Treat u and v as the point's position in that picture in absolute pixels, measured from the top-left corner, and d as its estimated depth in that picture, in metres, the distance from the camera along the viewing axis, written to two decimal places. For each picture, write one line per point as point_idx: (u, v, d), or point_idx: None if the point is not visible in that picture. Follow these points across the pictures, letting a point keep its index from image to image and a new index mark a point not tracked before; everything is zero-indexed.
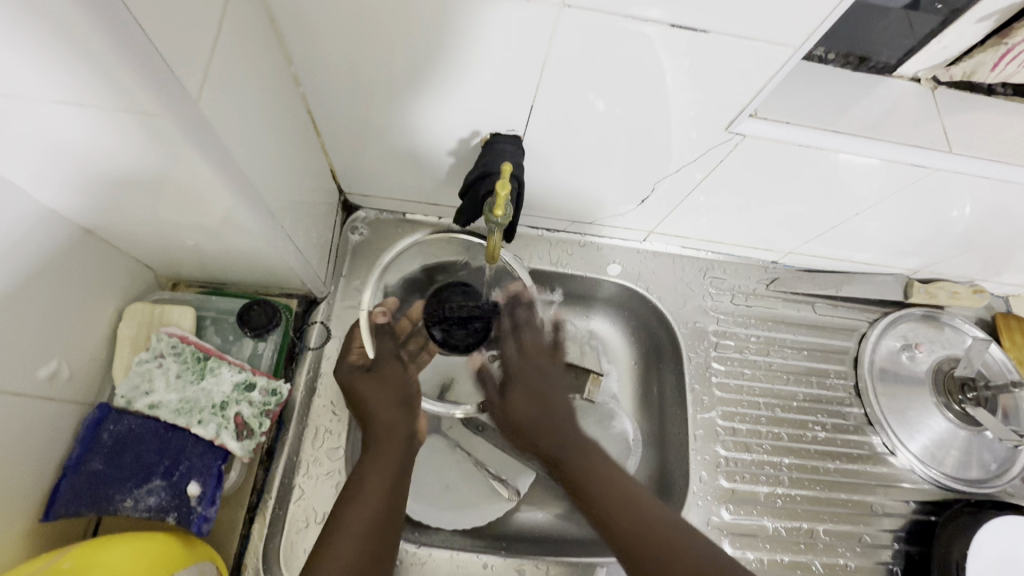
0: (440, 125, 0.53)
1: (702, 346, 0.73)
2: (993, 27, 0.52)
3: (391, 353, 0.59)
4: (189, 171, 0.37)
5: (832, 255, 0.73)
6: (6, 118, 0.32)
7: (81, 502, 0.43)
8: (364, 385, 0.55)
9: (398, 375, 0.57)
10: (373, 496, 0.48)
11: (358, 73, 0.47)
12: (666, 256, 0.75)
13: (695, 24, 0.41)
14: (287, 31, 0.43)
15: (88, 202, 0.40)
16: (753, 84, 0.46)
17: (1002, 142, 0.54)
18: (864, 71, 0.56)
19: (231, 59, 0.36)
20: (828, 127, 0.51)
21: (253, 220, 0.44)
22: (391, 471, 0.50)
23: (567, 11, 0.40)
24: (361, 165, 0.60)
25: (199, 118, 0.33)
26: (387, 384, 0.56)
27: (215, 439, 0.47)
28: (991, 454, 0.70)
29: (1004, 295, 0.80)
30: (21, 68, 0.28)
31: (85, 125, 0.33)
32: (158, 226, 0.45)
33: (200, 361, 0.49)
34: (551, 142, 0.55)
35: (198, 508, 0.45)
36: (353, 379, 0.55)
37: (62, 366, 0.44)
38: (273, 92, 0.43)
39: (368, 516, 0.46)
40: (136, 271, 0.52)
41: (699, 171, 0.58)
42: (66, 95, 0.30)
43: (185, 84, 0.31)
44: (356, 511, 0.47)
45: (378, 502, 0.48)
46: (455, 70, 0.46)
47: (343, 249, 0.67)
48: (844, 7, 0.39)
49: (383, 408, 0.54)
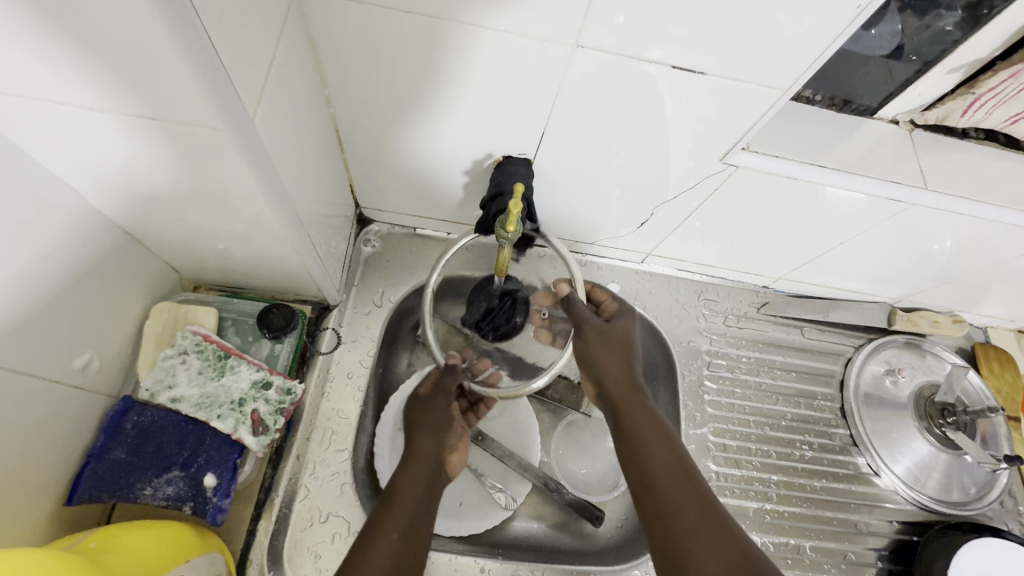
0: (458, 148, 0.57)
1: (695, 364, 0.76)
2: (963, 78, 0.57)
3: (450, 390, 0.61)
4: (234, 180, 0.40)
5: (820, 282, 0.77)
6: (75, 126, 0.35)
7: (103, 488, 0.46)
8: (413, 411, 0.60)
9: (440, 406, 0.60)
10: (407, 502, 0.50)
11: (385, 97, 0.51)
12: (663, 277, 0.79)
13: (694, 67, 0.45)
14: (324, 57, 0.47)
15: (133, 205, 0.44)
16: (745, 122, 0.51)
17: (973, 182, 0.58)
18: (847, 112, 0.61)
19: (279, 81, 0.40)
20: (814, 162, 0.55)
21: (283, 227, 0.47)
22: (424, 486, 0.52)
23: (580, 50, 0.45)
24: (379, 181, 0.64)
25: (250, 132, 0.37)
26: (430, 412, 0.59)
27: (233, 433, 0.49)
28: (970, 477, 0.73)
29: (982, 326, 0.84)
30: (98, 82, 0.32)
31: (144, 134, 0.36)
32: (193, 231, 0.49)
33: (221, 359, 0.52)
34: (560, 167, 0.59)
35: (213, 499, 0.47)
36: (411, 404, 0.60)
37: (94, 358, 0.47)
38: (308, 111, 0.47)
39: (403, 520, 0.48)
40: (165, 271, 0.55)
41: (696, 199, 0.62)
42: (135, 108, 0.34)
43: (244, 101, 0.35)
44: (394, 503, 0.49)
45: (411, 510, 0.49)
46: (476, 98, 0.51)
47: (357, 259, 0.70)
48: (827, 56, 0.44)
49: (423, 430, 0.58)
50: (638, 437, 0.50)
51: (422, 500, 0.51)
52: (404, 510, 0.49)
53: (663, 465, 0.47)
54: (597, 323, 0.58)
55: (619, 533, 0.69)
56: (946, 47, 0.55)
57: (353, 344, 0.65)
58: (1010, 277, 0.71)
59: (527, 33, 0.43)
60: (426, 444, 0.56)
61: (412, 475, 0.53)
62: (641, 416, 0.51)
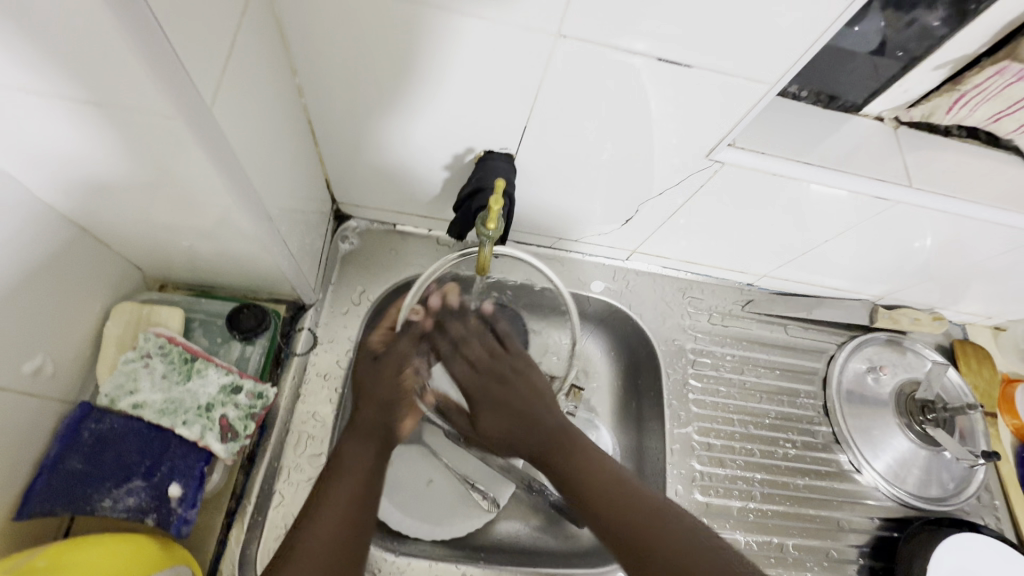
0: (436, 140, 0.55)
1: (680, 363, 0.75)
2: (948, 75, 0.56)
3: (405, 351, 0.58)
4: (195, 173, 0.38)
5: (803, 280, 0.77)
6: (13, 113, 0.33)
7: (57, 501, 0.43)
8: (363, 367, 0.57)
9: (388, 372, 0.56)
10: (354, 476, 0.48)
11: (358, 86, 0.49)
12: (647, 275, 0.78)
13: (680, 58, 0.44)
14: (293, 44, 0.45)
15: (83, 198, 0.41)
16: (732, 116, 0.49)
17: (957, 181, 0.58)
18: (833, 108, 0.60)
19: (242, 69, 0.37)
20: (800, 159, 0.55)
21: (251, 224, 0.44)
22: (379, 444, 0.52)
23: (562, 40, 0.43)
24: (356, 176, 0.62)
25: (210, 121, 0.34)
26: (383, 377, 0.56)
27: (199, 440, 0.47)
28: (948, 473, 0.73)
29: (961, 323, 0.85)
30: (35, 65, 0.29)
31: (93, 123, 0.34)
32: (154, 227, 0.46)
33: (187, 362, 0.49)
34: (541, 161, 0.57)
35: (178, 510, 0.45)
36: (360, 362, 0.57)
37: (47, 362, 0.44)
38: (278, 100, 0.45)
39: (356, 486, 0.48)
40: (127, 270, 0.52)
41: (680, 197, 0.61)
42: (79, 93, 0.31)
43: (201, 88, 0.32)
44: (336, 488, 0.47)
45: (356, 482, 0.48)
46: (453, 88, 0.48)
47: (333, 257, 0.68)
48: (816, 48, 0.42)
49: (371, 398, 0.54)
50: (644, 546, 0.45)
51: (371, 471, 0.49)
52: (348, 482, 0.48)
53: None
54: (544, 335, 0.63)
55: None
56: (932, 43, 0.54)
57: (329, 345, 0.63)
58: (988, 275, 0.71)
59: (505, 20, 0.41)
60: (370, 413, 0.53)
61: (354, 443, 0.51)
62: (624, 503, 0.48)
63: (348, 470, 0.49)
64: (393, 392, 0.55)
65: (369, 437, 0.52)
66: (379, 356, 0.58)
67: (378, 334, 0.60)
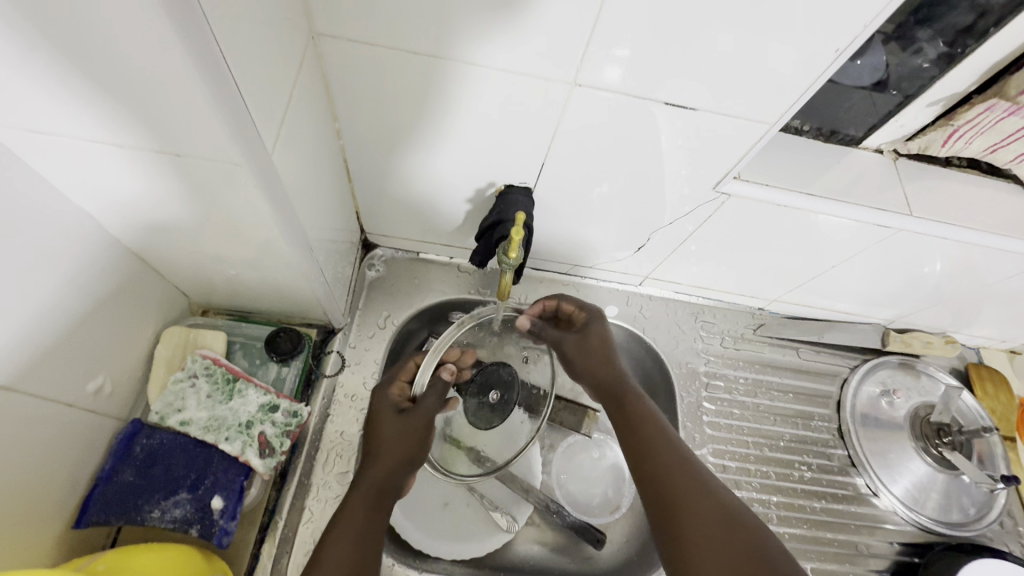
0: (460, 175, 0.59)
1: (694, 385, 0.77)
2: (942, 110, 0.59)
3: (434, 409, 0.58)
4: (249, 210, 0.42)
5: (813, 304, 0.79)
6: (97, 163, 0.37)
7: (112, 511, 0.46)
8: (386, 421, 0.56)
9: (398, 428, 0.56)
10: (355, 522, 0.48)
11: (390, 128, 0.53)
12: (660, 300, 0.80)
13: (685, 102, 0.48)
14: (335, 94, 0.50)
15: (147, 233, 0.46)
16: (736, 152, 0.53)
17: (958, 209, 0.60)
18: (834, 142, 0.63)
19: (294, 118, 0.42)
20: (802, 190, 0.58)
21: (294, 253, 0.49)
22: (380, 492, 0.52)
23: (577, 88, 0.47)
24: (384, 209, 0.66)
25: (268, 166, 0.39)
26: (401, 435, 0.55)
27: (240, 455, 0.50)
28: (968, 498, 0.73)
29: (975, 346, 0.86)
30: (122, 123, 0.34)
31: (164, 169, 0.38)
32: (206, 258, 0.50)
33: (229, 382, 0.53)
34: (559, 194, 0.61)
35: (220, 521, 0.48)
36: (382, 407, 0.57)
37: (106, 382, 0.48)
38: (320, 142, 0.49)
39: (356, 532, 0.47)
40: (176, 296, 0.56)
41: (690, 225, 0.64)
42: (158, 145, 0.36)
43: (263, 138, 0.37)
44: (336, 535, 0.47)
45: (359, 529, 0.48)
46: (478, 131, 0.53)
47: (361, 283, 0.72)
48: (812, 91, 0.46)
49: (387, 457, 0.54)
50: (672, 489, 0.47)
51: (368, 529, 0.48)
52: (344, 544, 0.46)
53: (701, 543, 0.43)
54: (574, 338, 0.64)
55: (620, 555, 0.69)
56: (925, 82, 0.57)
57: (356, 366, 0.66)
58: (998, 299, 0.72)
59: (525, 71, 0.46)
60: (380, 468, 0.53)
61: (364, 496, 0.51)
62: (677, 471, 0.48)
63: (351, 516, 0.49)
64: (410, 448, 0.55)
65: (376, 490, 0.52)
66: (403, 411, 0.57)
67: (398, 389, 0.59)
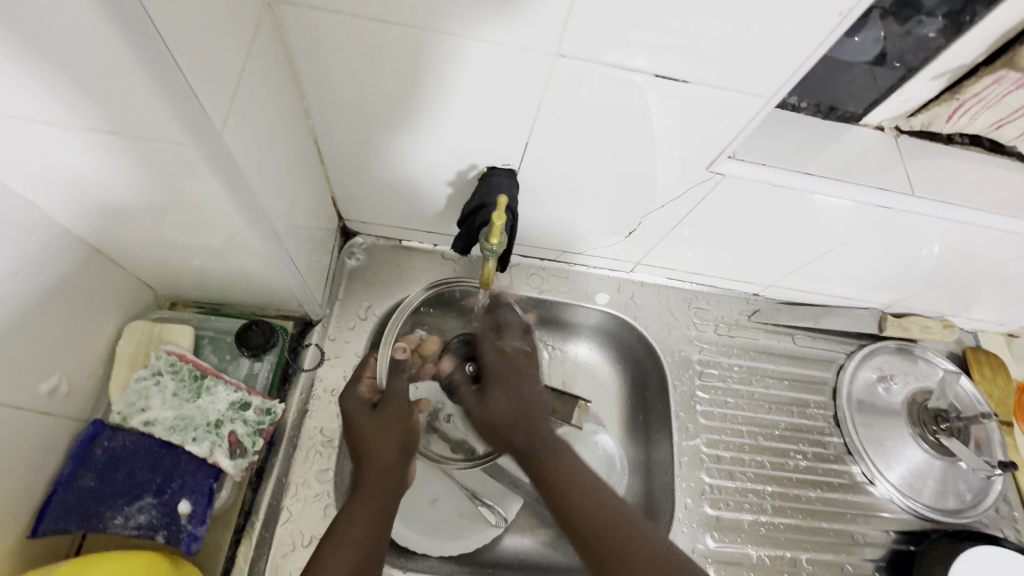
0: (440, 157, 0.56)
1: (687, 374, 0.75)
2: (946, 84, 0.57)
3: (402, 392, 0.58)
4: (206, 195, 0.39)
5: (810, 289, 0.76)
6: (34, 144, 0.34)
7: (71, 518, 0.44)
8: (362, 417, 0.54)
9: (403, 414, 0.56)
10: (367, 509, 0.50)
11: (362, 107, 0.50)
12: (653, 286, 0.78)
13: (677, 75, 0.45)
14: (302, 69, 0.46)
15: (99, 221, 0.42)
16: (730, 129, 0.50)
17: (961, 189, 0.58)
18: (833, 119, 0.60)
19: (251, 94, 0.38)
20: (800, 170, 0.55)
21: (259, 242, 0.45)
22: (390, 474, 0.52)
23: (561, 60, 0.44)
24: (361, 194, 0.63)
25: (220, 147, 0.35)
26: (386, 426, 0.55)
27: (209, 456, 0.48)
28: (965, 484, 0.72)
29: (972, 330, 0.84)
30: (54, 99, 0.31)
31: (111, 151, 0.35)
32: (168, 248, 0.47)
33: (197, 379, 0.50)
34: (545, 177, 0.58)
35: (188, 527, 0.46)
36: (356, 409, 0.54)
37: (62, 382, 0.45)
38: (285, 122, 0.46)
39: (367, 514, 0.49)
40: (139, 288, 0.53)
41: (683, 208, 0.62)
42: (97, 124, 0.32)
43: (213, 115, 0.34)
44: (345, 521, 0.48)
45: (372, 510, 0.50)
46: (456, 109, 0.49)
47: (340, 273, 0.68)
48: (810, 64, 0.43)
49: (386, 442, 0.54)
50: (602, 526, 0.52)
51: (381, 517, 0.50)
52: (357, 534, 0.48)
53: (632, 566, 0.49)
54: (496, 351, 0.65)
55: None
56: (929, 53, 0.54)
57: (337, 359, 0.64)
58: (998, 282, 0.70)
59: (504, 44, 0.43)
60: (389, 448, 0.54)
61: (372, 485, 0.51)
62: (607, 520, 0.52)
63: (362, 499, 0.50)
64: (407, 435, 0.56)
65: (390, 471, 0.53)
66: (378, 405, 0.56)
67: (364, 387, 0.56)
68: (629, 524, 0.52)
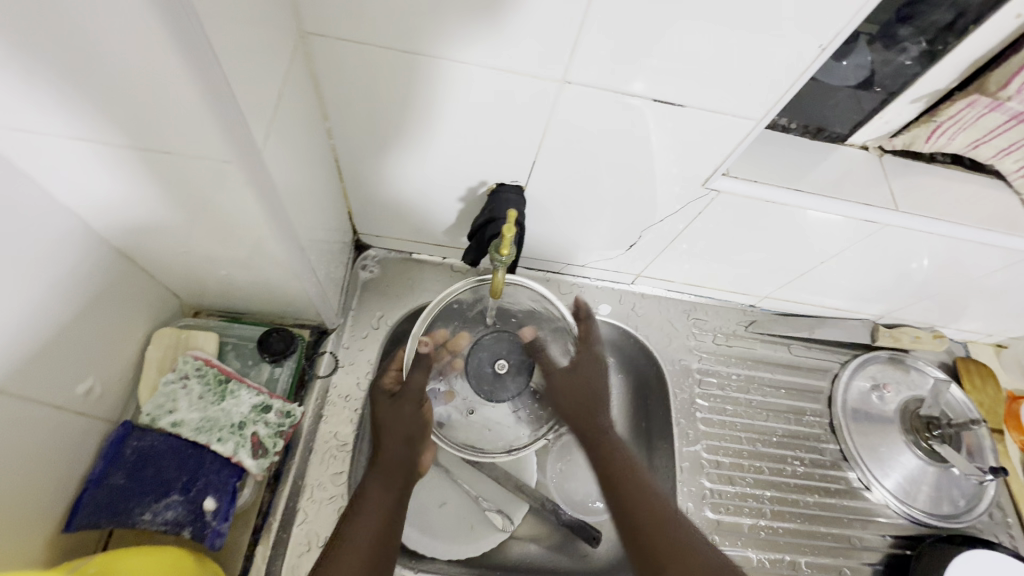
0: (451, 174, 0.59)
1: (687, 382, 0.77)
2: (924, 107, 0.61)
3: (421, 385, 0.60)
4: (241, 208, 0.42)
5: (804, 300, 0.80)
6: (89, 162, 0.37)
7: (102, 514, 0.46)
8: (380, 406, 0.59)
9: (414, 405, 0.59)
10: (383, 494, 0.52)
11: (382, 127, 0.54)
12: (653, 298, 0.81)
13: (674, 99, 0.49)
14: (327, 93, 0.50)
15: (138, 233, 0.45)
16: (724, 148, 0.53)
17: (943, 204, 0.62)
18: (820, 139, 0.64)
19: (286, 116, 0.42)
20: (790, 186, 0.58)
21: (285, 253, 0.49)
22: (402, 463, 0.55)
23: (567, 86, 0.48)
24: (376, 209, 0.66)
25: (259, 165, 0.39)
26: (404, 414, 0.58)
27: (233, 456, 0.50)
28: (958, 490, 0.74)
29: (962, 340, 0.87)
30: (114, 120, 0.34)
31: (158, 168, 0.38)
32: (198, 259, 0.50)
33: (221, 383, 0.53)
34: (550, 193, 0.61)
35: (212, 523, 0.48)
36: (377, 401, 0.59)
37: (96, 384, 0.48)
38: (311, 141, 0.49)
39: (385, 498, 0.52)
40: (167, 297, 0.56)
41: (681, 222, 0.65)
42: (149, 143, 0.36)
43: (255, 135, 0.37)
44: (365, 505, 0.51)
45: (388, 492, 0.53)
46: (468, 129, 0.53)
47: (354, 284, 0.71)
48: (795, 89, 0.47)
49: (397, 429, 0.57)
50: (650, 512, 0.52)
51: (395, 506, 0.52)
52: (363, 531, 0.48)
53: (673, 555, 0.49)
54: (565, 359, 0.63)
55: (615, 551, 0.70)
56: (908, 79, 0.58)
57: (350, 366, 0.66)
58: (984, 293, 0.74)
59: (515, 70, 0.47)
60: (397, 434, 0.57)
61: (386, 471, 0.54)
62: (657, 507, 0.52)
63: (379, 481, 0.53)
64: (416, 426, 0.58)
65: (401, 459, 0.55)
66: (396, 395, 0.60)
67: (389, 377, 0.62)
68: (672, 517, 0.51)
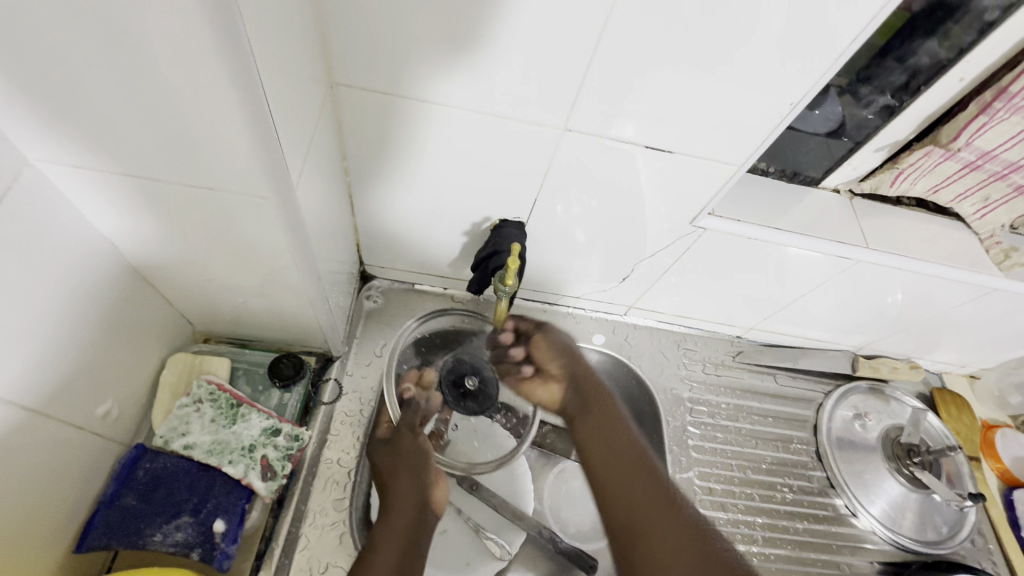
0: (457, 210, 0.63)
1: (678, 411, 0.80)
2: (887, 155, 0.67)
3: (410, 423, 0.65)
4: (268, 240, 0.45)
5: (787, 331, 0.84)
6: (133, 197, 0.41)
7: (113, 535, 0.47)
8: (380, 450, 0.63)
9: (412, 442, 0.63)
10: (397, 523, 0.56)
11: (395, 167, 0.58)
12: (645, 329, 0.85)
13: (663, 147, 0.54)
14: (348, 137, 0.54)
15: (166, 262, 0.49)
16: (710, 190, 0.58)
17: (909, 243, 0.67)
18: (796, 182, 0.70)
19: (314, 156, 0.46)
20: (770, 225, 0.64)
21: (303, 281, 0.51)
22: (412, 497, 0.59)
23: (568, 133, 0.53)
24: (383, 242, 0.70)
25: (292, 201, 0.42)
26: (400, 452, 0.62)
27: (242, 478, 0.52)
28: (940, 517, 0.77)
29: (937, 371, 0.91)
30: (165, 160, 0.38)
31: (196, 203, 0.42)
32: (218, 287, 0.53)
33: (233, 407, 0.55)
34: (548, 228, 0.66)
35: (221, 545, 0.49)
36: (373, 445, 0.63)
37: (113, 407, 0.49)
38: (332, 177, 0.53)
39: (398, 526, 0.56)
40: (181, 324, 0.58)
41: (671, 257, 0.69)
42: (192, 180, 0.39)
43: (291, 175, 0.41)
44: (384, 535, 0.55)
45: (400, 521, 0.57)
46: (474, 170, 0.57)
47: (358, 313, 0.74)
48: (771, 139, 0.52)
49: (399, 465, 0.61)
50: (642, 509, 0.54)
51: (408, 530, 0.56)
52: (388, 554, 0.53)
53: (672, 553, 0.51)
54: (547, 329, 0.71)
55: None
56: (871, 130, 0.64)
57: (354, 393, 0.68)
58: (953, 326, 0.78)
59: (520, 119, 0.52)
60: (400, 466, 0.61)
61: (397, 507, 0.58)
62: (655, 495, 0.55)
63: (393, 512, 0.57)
64: (416, 460, 0.62)
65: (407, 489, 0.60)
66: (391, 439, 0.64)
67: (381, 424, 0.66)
68: (666, 504, 0.54)
